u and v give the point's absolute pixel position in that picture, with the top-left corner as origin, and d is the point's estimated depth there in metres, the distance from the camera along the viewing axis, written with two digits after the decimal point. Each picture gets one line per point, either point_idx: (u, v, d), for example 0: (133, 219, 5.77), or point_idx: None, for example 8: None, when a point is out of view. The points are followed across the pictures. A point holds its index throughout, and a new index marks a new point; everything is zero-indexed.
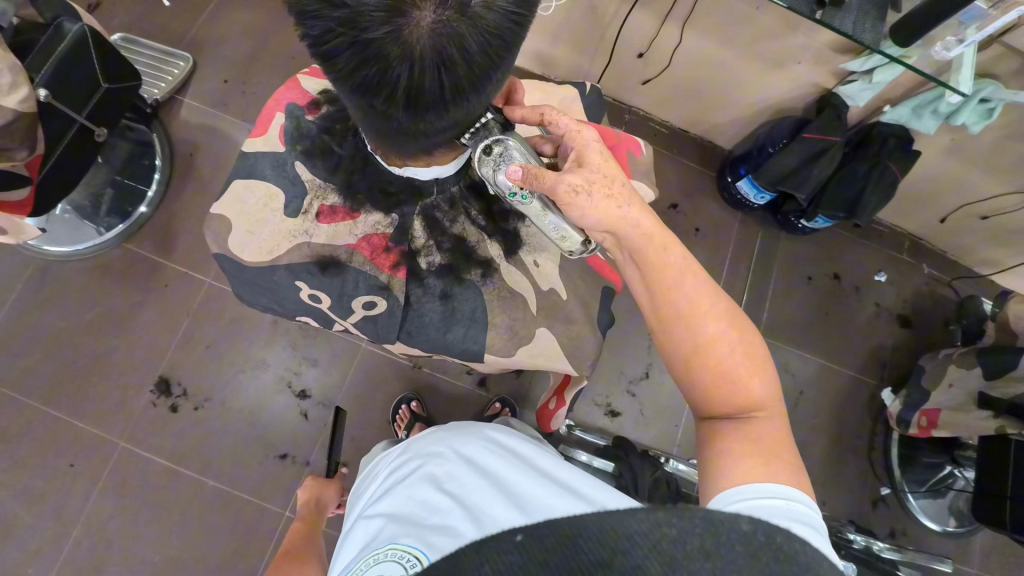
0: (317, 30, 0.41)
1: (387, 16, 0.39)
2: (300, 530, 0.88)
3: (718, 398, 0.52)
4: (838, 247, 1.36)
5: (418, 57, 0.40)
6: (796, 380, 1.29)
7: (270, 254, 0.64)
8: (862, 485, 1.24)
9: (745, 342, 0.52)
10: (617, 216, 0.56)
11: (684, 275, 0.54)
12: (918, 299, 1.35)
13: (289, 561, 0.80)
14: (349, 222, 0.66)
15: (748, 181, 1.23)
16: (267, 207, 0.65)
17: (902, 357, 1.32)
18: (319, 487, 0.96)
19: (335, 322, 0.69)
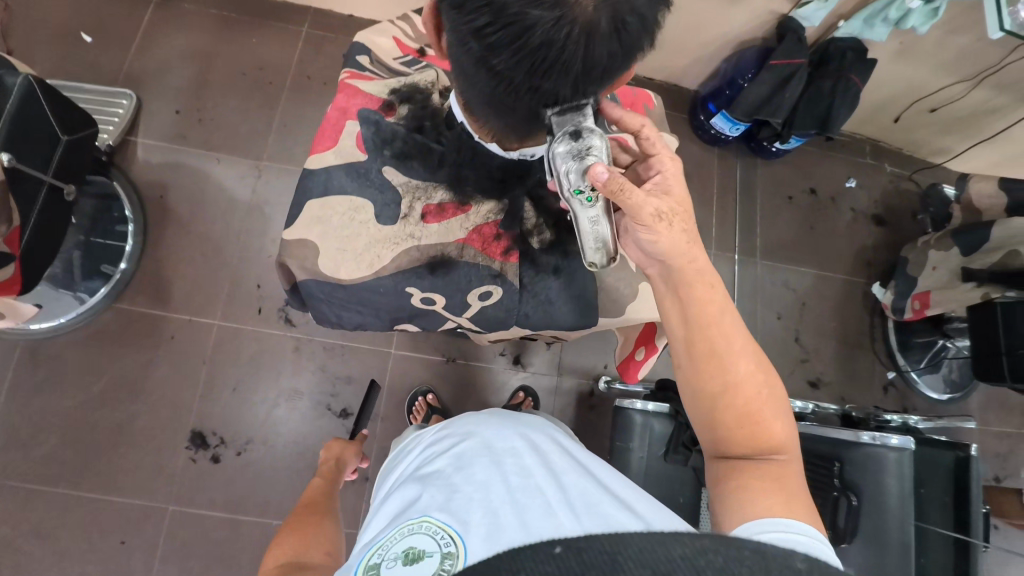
0: (479, 21, 0.39)
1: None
2: (320, 483, 0.78)
3: (741, 439, 0.50)
4: (810, 163, 1.44)
5: (597, 30, 0.38)
6: (796, 293, 1.38)
7: (373, 265, 0.62)
8: (872, 374, 1.36)
9: (769, 385, 0.51)
10: (684, 249, 0.54)
11: (722, 313, 0.52)
12: (885, 197, 1.46)
13: (310, 512, 0.67)
14: (460, 216, 0.66)
15: (722, 116, 1.28)
16: (355, 219, 0.62)
17: (884, 252, 1.43)
18: (346, 447, 0.88)
19: (446, 321, 0.69)
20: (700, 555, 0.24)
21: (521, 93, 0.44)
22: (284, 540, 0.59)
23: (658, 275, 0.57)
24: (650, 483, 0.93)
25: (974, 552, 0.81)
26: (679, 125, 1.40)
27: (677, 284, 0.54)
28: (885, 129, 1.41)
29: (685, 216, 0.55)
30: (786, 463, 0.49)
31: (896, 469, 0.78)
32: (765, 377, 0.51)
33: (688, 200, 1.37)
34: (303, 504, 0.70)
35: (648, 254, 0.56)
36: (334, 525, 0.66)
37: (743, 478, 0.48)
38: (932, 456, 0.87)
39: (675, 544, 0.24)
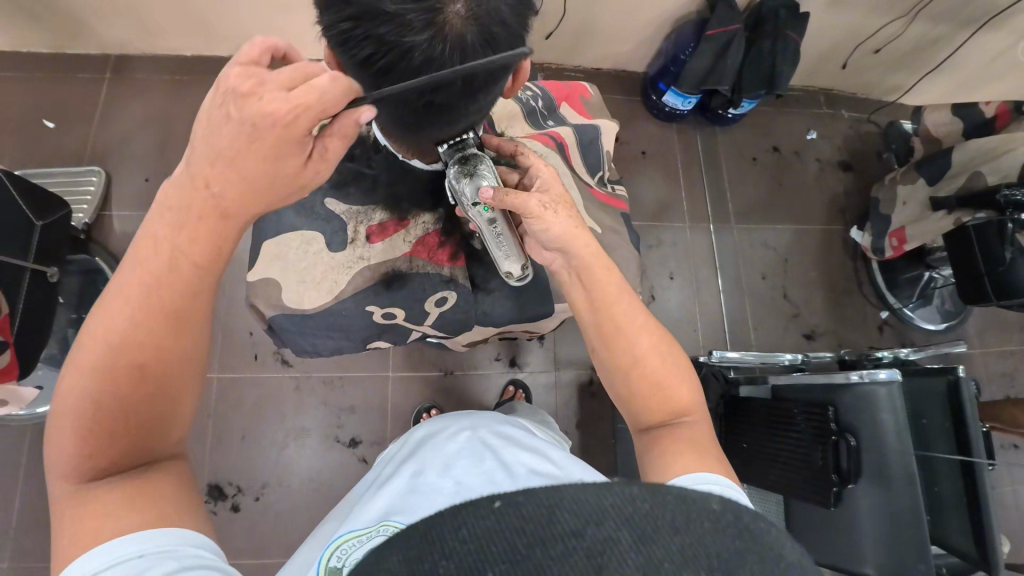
0: (364, 53, 0.41)
1: (425, 22, 0.39)
2: (222, 161, 0.39)
3: (655, 407, 0.52)
4: (769, 122, 1.46)
5: (469, 44, 0.41)
6: (776, 251, 1.39)
7: (332, 292, 0.64)
8: (864, 316, 1.37)
9: (674, 353, 0.53)
10: (573, 233, 0.54)
11: (619, 291, 0.53)
12: (847, 142, 1.49)
13: (172, 317, 0.39)
14: (401, 231, 0.69)
15: (672, 93, 1.30)
16: (309, 251, 0.65)
17: (855, 196, 1.45)
18: (303, 128, 0.39)
19: (413, 331, 0.72)
20: (630, 501, 0.24)
21: (417, 109, 0.47)
22: (103, 407, 0.36)
23: (561, 266, 0.56)
24: None
25: (977, 471, 0.81)
26: (634, 108, 1.43)
27: (577, 267, 0.55)
28: (835, 77, 1.43)
29: (568, 204, 0.55)
30: (696, 423, 0.51)
31: (887, 403, 0.79)
32: (669, 346, 0.53)
33: (654, 179, 1.39)
34: (154, 262, 0.39)
35: (549, 246, 0.56)
36: (206, 336, 0.42)
37: (660, 444, 0.50)
38: (929, 383, 0.90)
39: (609, 493, 0.24)
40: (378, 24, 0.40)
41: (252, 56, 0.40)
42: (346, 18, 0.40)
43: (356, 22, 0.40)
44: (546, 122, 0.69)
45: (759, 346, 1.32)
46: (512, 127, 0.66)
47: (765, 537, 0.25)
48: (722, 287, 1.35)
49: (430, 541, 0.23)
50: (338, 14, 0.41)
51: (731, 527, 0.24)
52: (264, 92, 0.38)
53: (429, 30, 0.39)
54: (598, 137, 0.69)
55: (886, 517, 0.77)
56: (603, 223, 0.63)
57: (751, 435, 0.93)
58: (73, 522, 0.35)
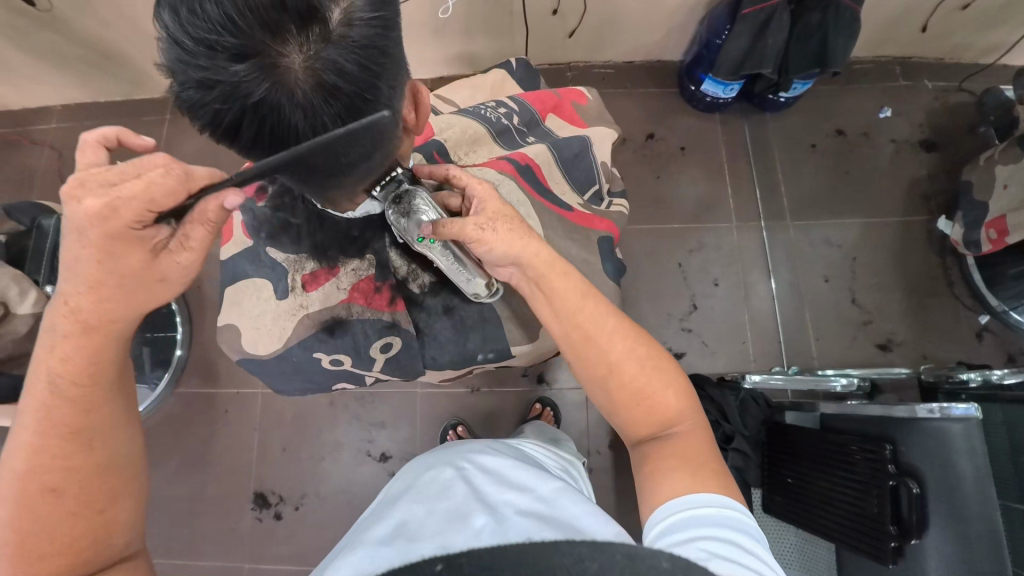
0: (209, 115, 0.41)
1: (257, 77, 0.38)
2: (72, 277, 0.44)
3: (642, 418, 0.49)
4: (831, 102, 1.29)
5: (309, 98, 0.39)
6: (842, 249, 1.23)
7: (280, 339, 0.67)
8: (956, 322, 1.16)
9: (654, 355, 0.50)
10: (518, 246, 0.52)
11: (586, 297, 0.52)
12: (932, 118, 1.27)
13: (70, 436, 0.44)
14: (332, 279, 0.68)
15: (710, 81, 1.19)
16: (260, 298, 0.68)
17: (943, 181, 1.24)
18: (132, 203, 0.41)
19: (366, 375, 0.73)
20: (579, 560, 0.31)
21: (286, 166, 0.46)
22: (24, 527, 0.41)
23: (522, 279, 0.56)
24: None
25: None
26: (671, 101, 1.32)
27: (536, 278, 0.53)
28: (914, 42, 1.22)
29: (510, 217, 0.53)
30: (688, 433, 0.47)
31: (964, 444, 0.65)
32: (648, 349, 0.50)
33: (694, 176, 1.28)
34: (38, 389, 0.44)
35: (502, 263, 0.55)
36: (117, 440, 0.47)
37: (652, 463, 0.46)
38: None
39: (558, 552, 0.31)
40: (211, 88, 0.39)
41: (86, 158, 0.42)
42: (185, 90, 0.40)
43: (194, 92, 0.40)
44: (525, 139, 0.65)
45: (823, 358, 1.17)
46: (476, 151, 0.62)
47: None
48: (775, 292, 1.21)
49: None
50: (179, 87, 0.41)
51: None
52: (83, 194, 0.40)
53: (266, 88, 0.39)
54: (586, 148, 0.64)
55: None
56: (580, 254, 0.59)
57: (796, 471, 0.82)
58: None
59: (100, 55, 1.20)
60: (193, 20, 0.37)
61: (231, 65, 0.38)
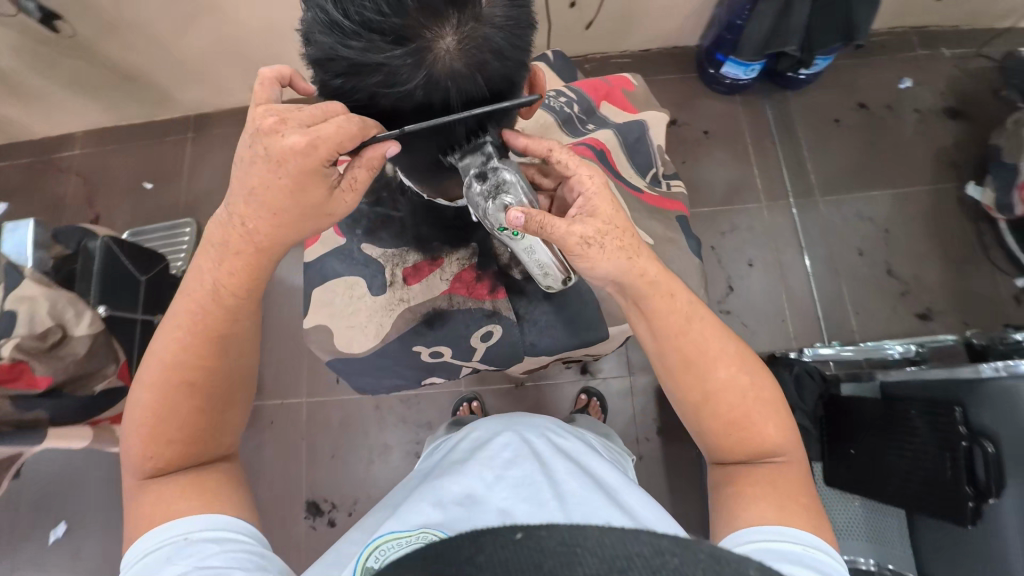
0: (363, 98, 0.43)
1: (415, 63, 0.39)
2: (252, 200, 0.46)
3: (736, 446, 0.50)
4: (851, 77, 1.30)
5: (464, 80, 0.41)
6: (874, 222, 1.23)
7: (379, 333, 0.69)
8: (995, 287, 1.16)
9: (759, 385, 0.51)
10: (625, 266, 0.51)
11: (691, 319, 0.51)
12: (954, 86, 1.27)
13: (215, 337, 0.49)
14: (436, 270, 0.71)
15: (731, 62, 1.19)
16: (354, 296, 0.70)
17: (970, 147, 1.24)
18: (326, 145, 0.43)
19: (464, 367, 0.75)
20: (659, 550, 0.26)
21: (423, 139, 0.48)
22: (159, 418, 0.47)
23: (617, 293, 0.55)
24: None
25: None
26: (690, 86, 1.32)
27: (633, 300, 0.53)
28: (931, 11, 1.23)
29: (620, 230, 0.52)
30: (789, 464, 0.50)
31: None
32: (752, 376, 0.51)
33: (719, 159, 1.29)
34: (202, 293, 0.49)
35: (596, 278, 0.54)
36: (241, 355, 0.52)
37: (740, 489, 0.49)
38: None
39: (634, 541, 0.26)
40: (370, 74, 0.40)
41: (263, 92, 0.47)
42: (338, 75, 0.41)
43: (347, 77, 0.41)
44: (586, 126, 0.65)
45: (864, 331, 1.17)
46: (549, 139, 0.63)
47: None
48: (811, 268, 1.22)
49: (462, 559, 0.27)
50: (328, 72, 0.41)
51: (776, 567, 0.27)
52: (289, 129, 0.43)
53: (418, 72, 0.39)
54: (646, 133, 0.65)
55: None
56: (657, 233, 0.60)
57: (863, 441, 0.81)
58: (144, 500, 0.46)
59: (126, 78, 1.21)
60: (358, 2, 0.37)
61: (391, 49, 0.38)
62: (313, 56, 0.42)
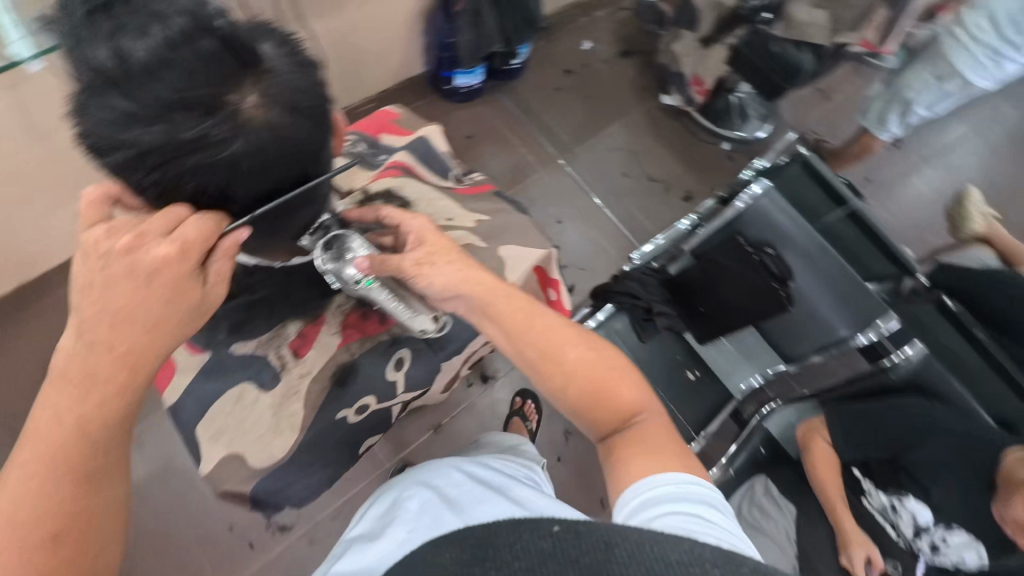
0: (194, 184, 0.44)
1: (229, 127, 0.41)
2: (111, 318, 0.41)
3: (608, 415, 0.51)
4: (549, 53, 1.58)
5: (280, 126, 0.43)
6: (622, 149, 1.52)
7: (293, 427, 0.63)
8: (714, 156, 1.54)
9: (610, 358, 0.53)
10: (462, 277, 0.56)
11: (531, 314, 0.55)
12: (617, 35, 1.63)
13: (80, 482, 0.43)
14: (322, 328, 0.66)
15: (459, 74, 1.35)
16: (247, 405, 0.63)
17: (648, 72, 1.61)
18: (196, 248, 0.43)
19: (394, 407, 0.72)
20: (689, 553, 0.29)
21: (268, 204, 0.49)
22: None
23: (467, 309, 0.57)
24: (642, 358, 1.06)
25: (860, 212, 1.00)
26: (437, 105, 1.46)
27: (483, 306, 0.55)
28: None
29: (444, 248, 0.57)
30: (654, 420, 0.51)
31: (778, 207, 0.96)
32: (601, 348, 0.54)
33: (492, 153, 1.44)
34: (62, 436, 0.42)
35: (444, 299, 0.58)
36: (117, 488, 0.46)
37: (619, 455, 0.48)
38: (789, 173, 1.05)
39: (672, 549, 0.30)
40: (190, 154, 0.41)
41: (92, 212, 0.43)
42: (154, 168, 0.42)
43: (163, 165, 0.42)
44: (379, 157, 0.75)
45: (660, 228, 1.44)
46: (357, 178, 0.72)
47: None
48: (602, 203, 1.45)
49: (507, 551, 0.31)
50: (143, 170, 0.42)
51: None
52: (149, 241, 0.42)
53: (230, 135, 0.41)
54: (431, 145, 0.78)
55: (822, 279, 0.93)
56: (487, 211, 0.74)
57: (704, 298, 1.00)
58: None
59: None
60: (150, 93, 0.40)
61: (200, 122, 0.41)
62: (120, 164, 0.42)
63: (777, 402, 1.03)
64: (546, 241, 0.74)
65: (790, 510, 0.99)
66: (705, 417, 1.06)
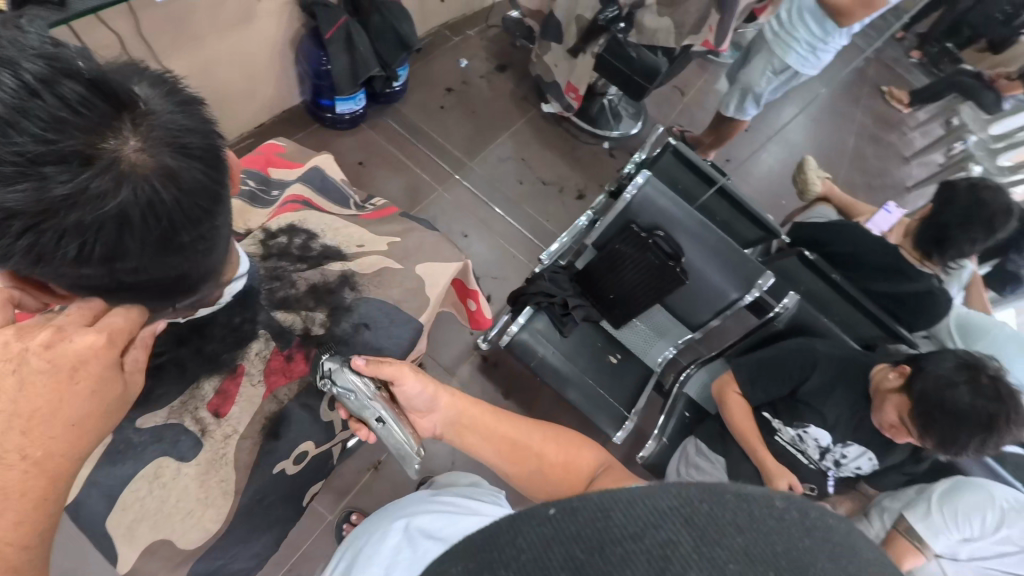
0: (75, 246, 0.38)
1: (111, 176, 0.37)
2: (24, 423, 0.39)
3: (574, 483, 0.61)
4: (428, 74, 1.60)
5: (172, 168, 0.39)
6: (514, 158, 1.58)
7: (230, 490, 0.57)
8: (598, 155, 1.65)
9: (563, 434, 0.65)
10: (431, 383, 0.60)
11: (498, 418, 0.65)
12: (490, 51, 1.70)
13: None
14: (244, 380, 0.60)
15: (340, 101, 1.32)
16: (164, 481, 0.54)
17: (525, 83, 1.70)
18: (122, 334, 0.43)
19: (333, 447, 0.69)
20: (690, 506, 0.18)
21: (168, 258, 0.44)
22: None
23: (440, 419, 0.63)
24: (567, 350, 1.11)
25: (727, 188, 1.12)
26: (320, 136, 1.40)
27: (453, 413, 0.63)
28: (441, 10, 1.60)
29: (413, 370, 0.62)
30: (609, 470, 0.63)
31: (658, 192, 1.00)
32: (555, 432, 0.65)
33: (387, 177, 1.42)
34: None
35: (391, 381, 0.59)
36: None
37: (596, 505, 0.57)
38: (662, 164, 1.15)
39: (659, 501, 0.19)
40: (67, 212, 0.36)
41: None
42: (23, 232, 0.36)
43: (34, 227, 0.36)
44: (271, 193, 0.75)
45: (561, 227, 1.52)
46: (250, 218, 0.71)
47: (844, 532, 0.20)
48: (503, 212, 1.49)
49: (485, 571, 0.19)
50: (9, 236, 0.36)
51: (803, 525, 0.19)
52: (71, 334, 0.41)
53: (113, 185, 0.37)
54: (327, 175, 0.79)
55: (709, 252, 1.02)
56: (397, 232, 0.75)
57: (609, 284, 1.09)
58: None
59: None
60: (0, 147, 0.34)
61: (74, 174, 0.36)
62: None
63: (692, 367, 1.19)
64: (460, 253, 0.75)
65: (719, 461, 1.10)
66: (632, 395, 1.13)
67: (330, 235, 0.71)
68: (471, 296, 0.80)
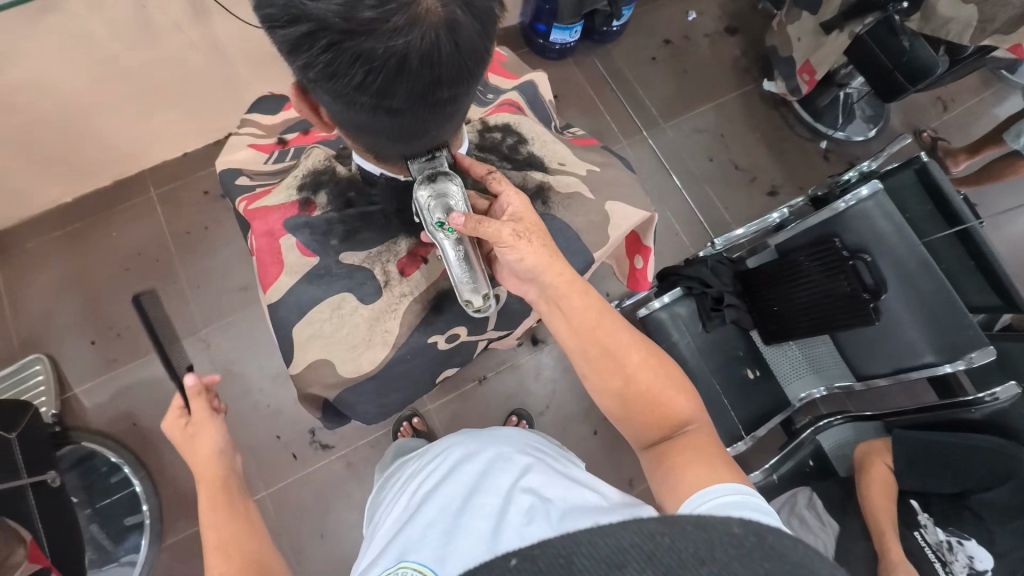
0: (360, 75, 0.43)
1: (407, 14, 0.40)
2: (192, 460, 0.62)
3: (654, 422, 0.55)
4: (650, 21, 1.49)
5: (455, 21, 0.41)
6: (711, 132, 1.44)
7: (390, 340, 0.64)
8: (810, 154, 1.44)
9: (665, 365, 0.57)
10: (547, 263, 0.57)
11: (601, 315, 0.58)
12: (725, 9, 1.53)
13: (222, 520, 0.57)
14: (430, 254, 0.65)
15: (556, 30, 1.30)
16: (343, 313, 0.64)
17: (753, 53, 1.51)
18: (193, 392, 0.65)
19: (478, 342, 0.74)
20: (648, 538, 0.22)
21: (420, 110, 0.48)
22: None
23: (538, 294, 0.60)
24: (703, 353, 1.00)
25: (973, 232, 0.90)
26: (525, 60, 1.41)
27: (552, 296, 0.58)
28: None
29: (539, 230, 0.58)
30: (701, 430, 0.53)
31: (879, 212, 0.90)
32: (657, 360, 0.57)
33: (575, 117, 1.40)
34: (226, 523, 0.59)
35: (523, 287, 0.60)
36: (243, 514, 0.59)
37: (669, 458, 0.51)
38: (899, 181, 0.97)
39: (622, 530, 0.23)
40: (365, 40, 0.40)
41: None
42: (328, 48, 0.42)
43: (338, 46, 0.41)
44: (485, 96, 0.76)
45: (738, 219, 1.38)
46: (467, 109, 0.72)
47: (797, 554, 0.23)
48: (681, 184, 1.39)
49: None
50: (319, 48, 0.42)
51: (761, 548, 0.23)
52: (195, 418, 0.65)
53: (406, 24, 0.40)
54: (541, 93, 0.78)
55: (916, 300, 0.87)
56: (595, 162, 0.74)
57: (776, 296, 0.97)
58: None
59: None
60: None
61: (382, 7, 0.39)
62: (298, 39, 0.42)
63: (837, 418, 1.03)
64: (642, 206, 0.70)
65: (833, 528, 0.94)
66: (758, 418, 1.00)
67: (535, 145, 0.71)
68: (640, 250, 0.77)
